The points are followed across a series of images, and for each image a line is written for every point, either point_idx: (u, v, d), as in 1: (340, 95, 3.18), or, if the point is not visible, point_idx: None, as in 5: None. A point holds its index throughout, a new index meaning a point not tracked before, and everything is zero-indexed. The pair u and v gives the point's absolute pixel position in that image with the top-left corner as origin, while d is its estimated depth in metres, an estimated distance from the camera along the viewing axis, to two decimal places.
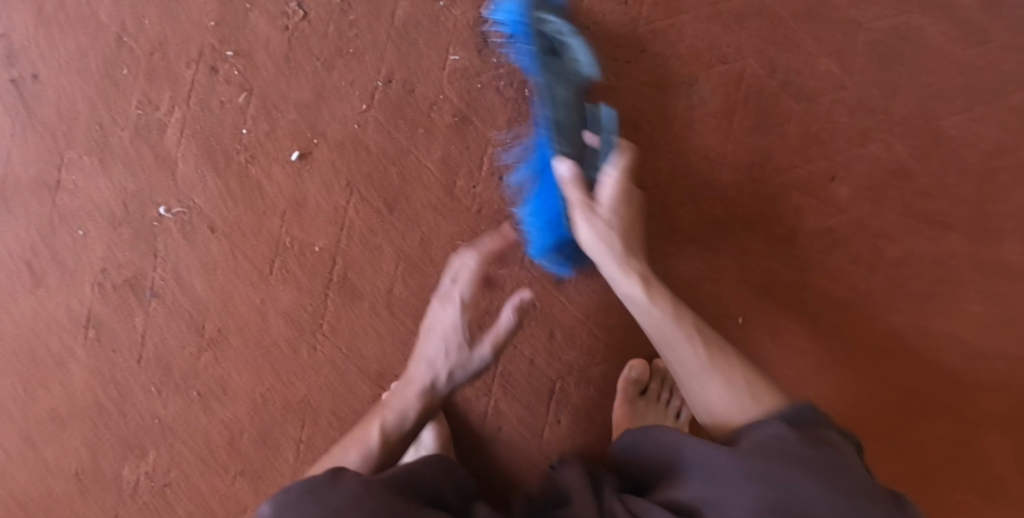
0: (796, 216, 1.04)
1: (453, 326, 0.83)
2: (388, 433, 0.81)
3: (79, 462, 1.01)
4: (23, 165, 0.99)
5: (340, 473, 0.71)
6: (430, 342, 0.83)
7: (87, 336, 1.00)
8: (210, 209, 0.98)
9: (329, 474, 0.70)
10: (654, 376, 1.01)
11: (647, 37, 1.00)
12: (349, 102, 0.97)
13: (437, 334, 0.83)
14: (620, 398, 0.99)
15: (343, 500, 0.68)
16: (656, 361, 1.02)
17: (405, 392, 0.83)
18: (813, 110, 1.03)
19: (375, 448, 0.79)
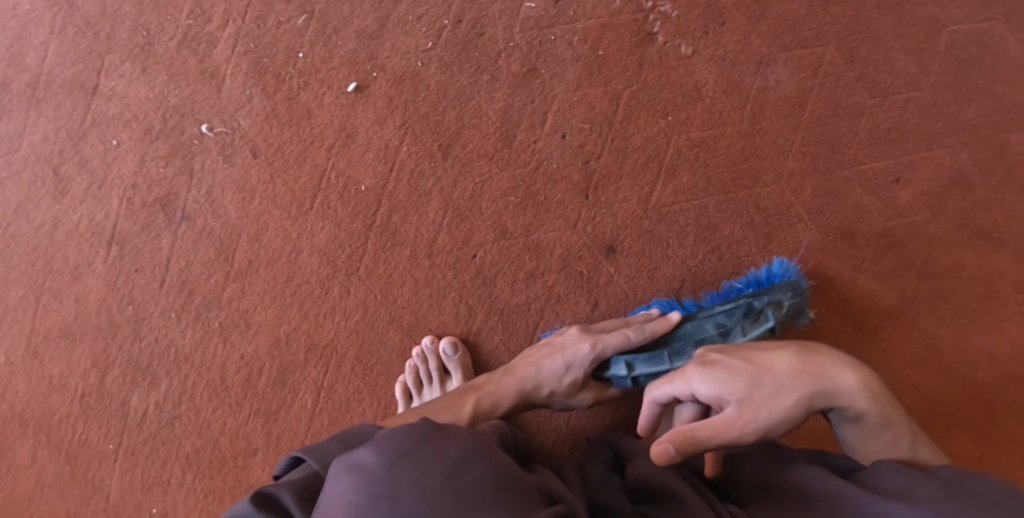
0: (857, 215, 0.98)
1: (579, 356, 0.86)
2: (479, 410, 0.84)
3: (88, 382, 0.97)
4: (59, 64, 0.93)
5: (443, 426, 0.65)
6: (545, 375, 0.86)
7: (109, 251, 0.95)
8: (254, 133, 0.93)
9: (431, 424, 0.65)
10: None
11: (728, 8, 0.95)
12: (414, 38, 0.92)
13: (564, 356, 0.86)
14: None
15: (461, 456, 0.60)
16: None
17: (505, 386, 0.86)
18: (886, 107, 0.97)
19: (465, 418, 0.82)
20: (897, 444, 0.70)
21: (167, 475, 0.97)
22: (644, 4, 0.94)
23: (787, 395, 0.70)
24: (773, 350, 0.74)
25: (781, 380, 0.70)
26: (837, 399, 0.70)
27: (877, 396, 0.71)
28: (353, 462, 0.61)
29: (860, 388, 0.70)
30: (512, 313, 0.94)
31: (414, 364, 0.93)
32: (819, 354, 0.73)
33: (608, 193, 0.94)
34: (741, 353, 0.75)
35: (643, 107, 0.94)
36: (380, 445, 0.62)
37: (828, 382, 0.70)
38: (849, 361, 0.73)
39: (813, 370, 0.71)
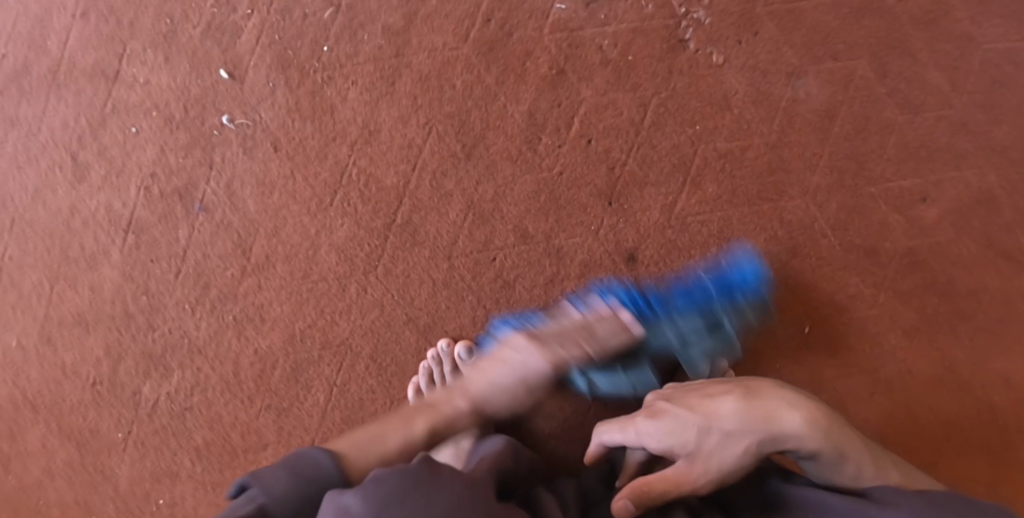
0: (882, 233, 0.97)
1: (530, 370, 0.85)
2: (437, 424, 0.78)
3: (100, 370, 0.96)
4: (80, 49, 0.93)
5: (442, 466, 0.59)
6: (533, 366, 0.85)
7: (125, 241, 0.94)
8: (275, 126, 0.92)
9: (427, 464, 0.58)
10: None
11: (762, 17, 0.93)
12: (442, 35, 0.91)
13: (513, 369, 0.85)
14: None
15: (450, 517, 0.54)
16: None
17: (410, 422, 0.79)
18: (916, 124, 0.96)
19: (420, 434, 0.76)
20: (859, 474, 0.70)
21: (177, 467, 0.97)
22: (677, 11, 0.92)
23: (735, 443, 0.71)
24: (719, 395, 0.75)
25: (726, 431, 0.72)
26: (785, 442, 0.70)
27: (829, 430, 0.70)
28: (340, 507, 0.56)
29: (810, 425, 0.70)
30: (529, 319, 0.94)
31: (428, 366, 0.92)
32: (765, 395, 0.73)
33: (631, 201, 0.93)
34: (690, 401, 0.77)
35: (671, 116, 0.93)
36: (369, 487, 0.56)
37: (776, 424, 0.70)
38: (797, 399, 0.73)
39: (757, 415, 0.71)
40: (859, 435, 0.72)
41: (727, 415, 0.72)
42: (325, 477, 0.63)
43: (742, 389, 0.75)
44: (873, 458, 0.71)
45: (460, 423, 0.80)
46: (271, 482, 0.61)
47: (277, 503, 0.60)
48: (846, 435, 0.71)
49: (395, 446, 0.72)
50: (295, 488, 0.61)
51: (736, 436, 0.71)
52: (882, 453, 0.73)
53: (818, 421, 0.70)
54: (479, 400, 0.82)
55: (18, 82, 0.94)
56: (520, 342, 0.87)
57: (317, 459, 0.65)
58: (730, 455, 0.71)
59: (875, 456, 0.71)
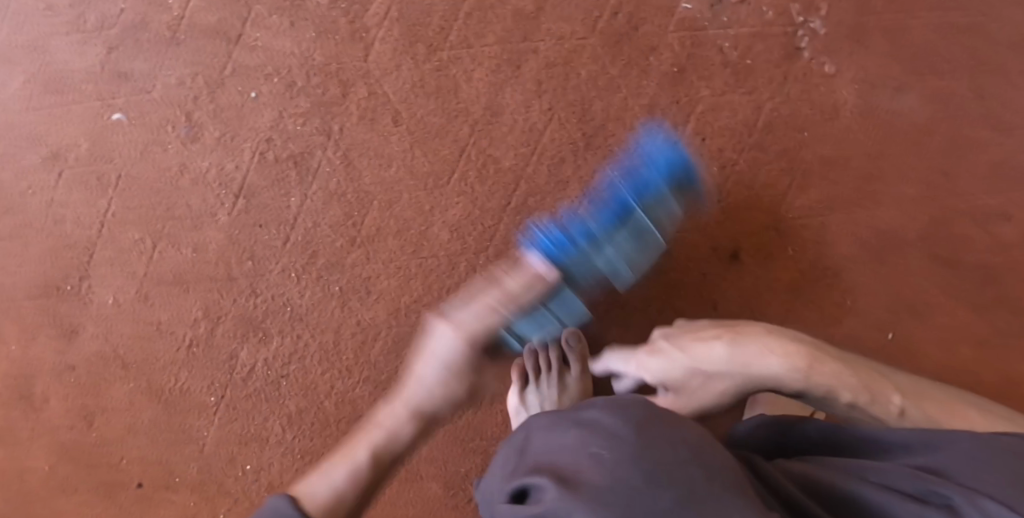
0: (968, 248, 1.00)
1: (452, 355, 0.87)
2: (378, 452, 0.84)
3: (196, 332, 0.96)
4: (203, 8, 0.92)
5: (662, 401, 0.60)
6: (421, 388, 0.88)
7: (235, 204, 0.94)
8: (398, 99, 0.92)
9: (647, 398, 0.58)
10: None
11: (875, 33, 0.97)
12: (571, 23, 0.92)
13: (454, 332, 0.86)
14: None
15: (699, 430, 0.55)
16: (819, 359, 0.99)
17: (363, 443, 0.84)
18: (1010, 145, 0.99)
19: (364, 465, 0.82)
20: (854, 404, 0.71)
21: (267, 433, 0.96)
22: (795, 19, 0.95)
23: (719, 384, 0.77)
24: (706, 338, 0.78)
25: (709, 378, 0.77)
26: (769, 382, 0.74)
27: (814, 373, 0.72)
28: (585, 420, 0.55)
29: (790, 369, 0.72)
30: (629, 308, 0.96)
31: (535, 350, 0.92)
32: (749, 337, 0.75)
33: (737, 199, 0.96)
34: (682, 338, 0.80)
35: (784, 120, 0.96)
36: (618, 412, 0.54)
37: (756, 370, 0.74)
38: (773, 339, 0.74)
39: (740, 361, 0.75)
40: (847, 365, 0.72)
41: (712, 363, 0.76)
42: (279, 516, 0.67)
43: (727, 333, 0.77)
44: (860, 381, 0.72)
45: (409, 439, 0.87)
46: None
47: None
48: (834, 372, 0.72)
49: (347, 491, 0.79)
50: None
51: (718, 379, 0.76)
52: (869, 370, 0.73)
53: (796, 362, 0.72)
54: (400, 432, 0.86)
55: (133, 38, 0.93)
56: (456, 315, 0.88)
57: (275, 508, 0.69)
58: (713, 393, 0.77)
59: (864, 380, 0.71)
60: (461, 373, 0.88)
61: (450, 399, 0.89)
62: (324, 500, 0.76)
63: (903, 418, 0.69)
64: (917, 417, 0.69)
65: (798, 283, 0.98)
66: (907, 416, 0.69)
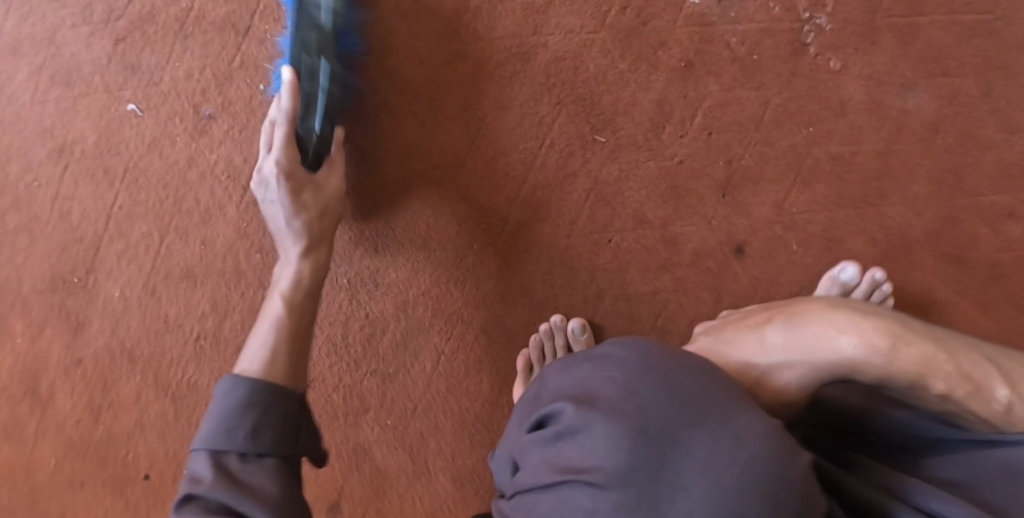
0: (970, 243, 1.01)
1: (279, 198, 0.80)
2: (291, 300, 0.82)
3: (204, 324, 0.96)
4: (211, 0, 0.92)
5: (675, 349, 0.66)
6: (284, 240, 0.83)
7: (243, 197, 0.94)
8: (407, 93, 0.93)
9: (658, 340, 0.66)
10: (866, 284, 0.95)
11: (882, 29, 0.97)
12: (581, 17, 0.92)
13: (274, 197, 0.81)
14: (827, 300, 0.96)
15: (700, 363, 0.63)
16: (874, 271, 0.95)
17: (259, 333, 0.78)
18: (1012, 142, 1.01)
19: (280, 313, 0.80)
20: (948, 396, 0.68)
21: None
22: (802, 16, 0.96)
23: (785, 373, 0.75)
24: (766, 325, 0.78)
25: (774, 371, 0.76)
26: (845, 367, 0.72)
27: (897, 356, 0.70)
28: (599, 355, 0.64)
29: (869, 351, 0.70)
30: (637, 302, 0.96)
31: (540, 340, 0.94)
32: (812, 319, 0.75)
33: (746, 193, 0.96)
34: (735, 333, 0.81)
35: (792, 116, 0.96)
36: (622, 346, 0.65)
37: (826, 356, 0.72)
38: (848, 318, 0.73)
39: (806, 342, 0.74)
40: (939, 349, 0.70)
41: (777, 349, 0.75)
42: (243, 395, 0.69)
43: (786, 317, 0.77)
44: (954, 366, 0.69)
45: (301, 319, 0.82)
46: (203, 433, 0.67)
47: (213, 436, 0.66)
48: (920, 355, 0.69)
49: (280, 342, 0.77)
50: (225, 418, 0.67)
51: (782, 365, 0.75)
52: (958, 354, 0.71)
53: (879, 343, 0.70)
54: (293, 296, 0.82)
55: (141, 29, 0.93)
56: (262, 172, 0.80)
57: (227, 388, 0.69)
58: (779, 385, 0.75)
59: (962, 370, 0.69)
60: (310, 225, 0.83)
61: (329, 196, 0.85)
62: (261, 360, 0.75)
63: (1006, 416, 0.67)
64: (1023, 413, 0.67)
65: (804, 277, 0.98)
66: (1010, 413, 0.67)
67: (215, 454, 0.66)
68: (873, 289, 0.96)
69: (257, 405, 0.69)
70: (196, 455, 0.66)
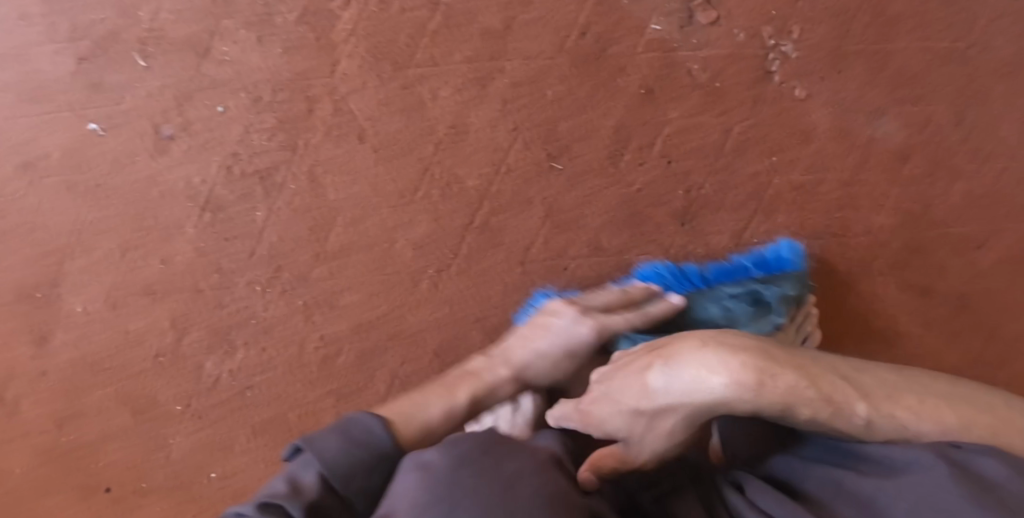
0: (937, 275, 1.00)
1: (557, 344, 0.88)
2: (476, 396, 0.84)
3: (164, 341, 0.97)
4: (171, 20, 0.92)
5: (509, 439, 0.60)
6: (515, 362, 0.88)
7: (201, 217, 0.94)
8: (363, 117, 0.92)
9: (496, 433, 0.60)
10: (791, 296, 0.94)
11: (851, 56, 0.95)
12: (539, 43, 0.91)
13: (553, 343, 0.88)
14: None
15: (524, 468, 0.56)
16: (797, 282, 0.95)
17: (434, 403, 0.79)
18: (982, 172, 0.99)
19: (459, 405, 0.82)
20: (814, 418, 0.64)
21: (233, 441, 0.98)
22: (767, 42, 0.94)
23: (667, 421, 0.71)
24: (644, 368, 0.73)
25: (662, 420, 0.72)
26: (716, 406, 0.67)
27: (758, 389, 0.65)
28: (422, 462, 0.57)
29: (735, 390, 0.65)
30: (593, 329, 0.96)
31: (490, 367, 0.95)
32: (682, 359, 0.69)
33: (705, 222, 0.95)
34: (618, 375, 0.77)
35: (754, 144, 0.94)
36: (451, 447, 0.57)
37: (701, 403, 0.68)
38: (713, 352, 0.67)
39: (679, 389, 0.69)
40: (798, 372, 0.65)
41: (654, 398, 0.71)
42: (379, 442, 0.66)
43: (660, 357, 0.72)
44: (816, 389, 0.64)
45: (483, 404, 0.85)
46: (325, 450, 0.64)
47: (334, 460, 0.63)
48: (787, 385, 0.64)
49: (436, 421, 0.78)
50: (349, 447, 0.64)
51: (665, 413, 0.71)
52: (816, 369, 0.66)
53: (742, 381, 0.65)
54: (476, 389, 0.85)
55: (104, 48, 0.93)
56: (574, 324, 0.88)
57: (365, 425, 0.67)
58: (668, 433, 0.72)
59: (823, 391, 0.64)
60: (571, 362, 0.89)
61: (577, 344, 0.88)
62: (435, 417, 0.78)
63: (873, 429, 0.63)
64: (887, 424, 0.63)
65: None
66: (875, 426, 0.63)
67: (323, 477, 0.62)
68: (805, 311, 0.95)
69: (371, 446, 0.65)
70: (297, 464, 0.64)
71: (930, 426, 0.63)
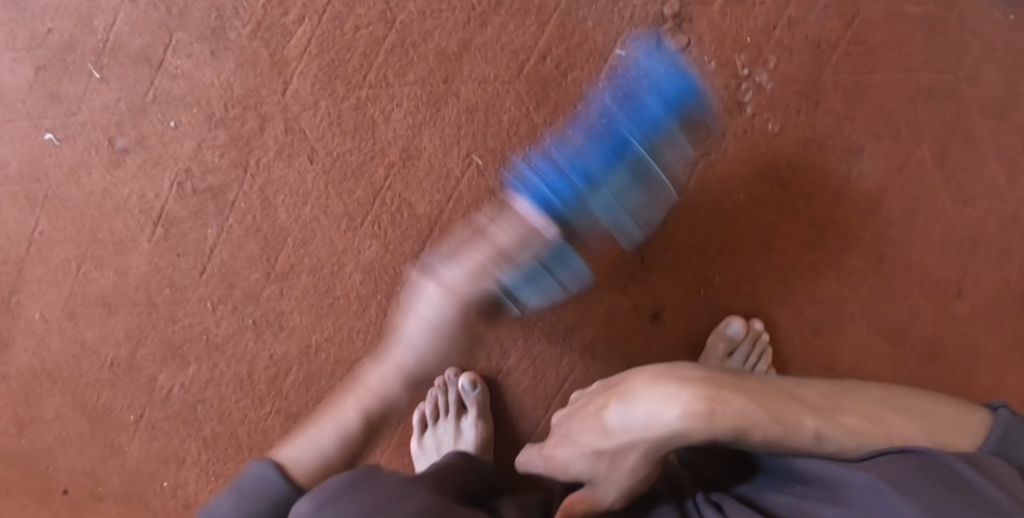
0: (909, 321, 0.95)
1: (441, 316, 0.82)
2: (371, 415, 0.82)
3: (119, 352, 0.97)
4: (127, 32, 0.90)
5: (381, 474, 0.66)
6: (402, 353, 0.84)
7: (154, 232, 0.94)
8: (314, 137, 0.90)
9: (368, 471, 0.66)
10: (748, 335, 0.92)
11: (827, 88, 0.90)
12: (497, 65, 0.88)
13: (436, 286, 0.83)
14: (709, 355, 0.93)
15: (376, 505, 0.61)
16: (753, 320, 0.93)
17: (353, 402, 0.83)
18: (965, 215, 0.93)
19: (355, 426, 0.81)
20: (768, 438, 0.65)
21: (184, 452, 0.99)
22: (739, 72, 0.89)
23: (629, 460, 0.69)
24: (602, 406, 0.72)
25: (626, 463, 0.69)
26: (675, 441, 0.66)
27: (713, 418, 0.64)
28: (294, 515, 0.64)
29: (691, 421, 0.64)
30: (543, 361, 0.94)
31: (435, 394, 0.96)
32: (633, 396, 0.68)
33: (663, 258, 0.93)
34: (580, 415, 0.75)
35: (719, 179, 0.91)
36: (317, 494, 0.65)
37: (660, 438, 0.66)
38: (666, 385, 0.67)
39: (634, 426, 0.67)
40: (750, 396, 0.66)
41: (617, 440, 0.69)
42: (275, 493, 0.69)
43: (615, 396, 0.70)
44: (768, 411, 0.65)
45: (383, 417, 0.83)
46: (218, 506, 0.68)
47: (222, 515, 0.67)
48: (738, 409, 0.65)
49: (332, 447, 0.78)
50: (245, 506, 0.68)
51: (626, 455, 0.69)
52: (762, 390, 0.67)
53: (698, 411, 0.64)
54: (370, 405, 0.83)
55: (62, 59, 0.91)
56: (447, 276, 0.83)
57: (262, 472, 0.71)
58: (632, 475, 0.70)
59: (773, 410, 0.65)
60: (446, 345, 0.84)
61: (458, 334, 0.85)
62: (314, 464, 0.75)
63: (823, 441, 0.65)
64: (836, 434, 0.65)
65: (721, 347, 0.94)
66: (824, 437, 0.65)
67: None
68: (756, 339, 0.93)
69: (266, 496, 0.69)
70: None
71: (880, 434, 0.65)
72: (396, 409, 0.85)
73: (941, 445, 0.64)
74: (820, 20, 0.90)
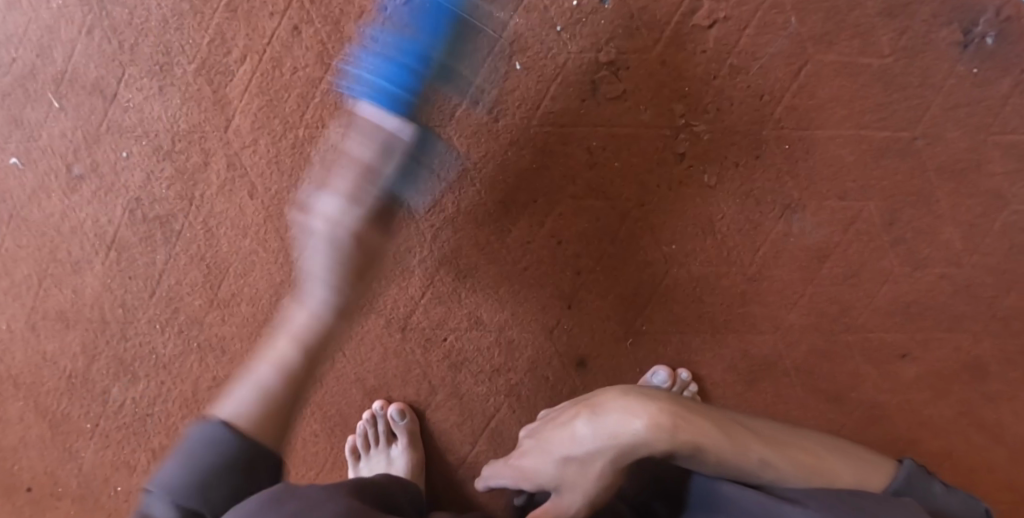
0: (850, 383, 0.93)
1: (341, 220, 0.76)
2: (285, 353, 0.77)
3: (75, 364, 1.02)
4: (81, 63, 0.91)
5: (300, 487, 0.62)
6: (314, 290, 0.78)
7: (107, 255, 0.98)
8: (254, 175, 0.93)
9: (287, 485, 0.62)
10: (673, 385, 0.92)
11: (769, 141, 0.87)
12: (428, 109, 0.88)
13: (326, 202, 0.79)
14: None
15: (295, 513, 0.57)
16: (679, 371, 0.93)
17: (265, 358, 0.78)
18: (913, 278, 0.90)
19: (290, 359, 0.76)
20: (722, 460, 0.67)
21: (137, 459, 1.04)
22: (676, 121, 0.86)
23: (594, 468, 0.69)
24: (573, 417, 0.72)
25: (589, 471, 0.69)
26: (638, 449, 0.67)
27: (676, 431, 0.66)
28: None
29: (656, 431, 0.66)
30: (471, 400, 0.96)
31: (363, 427, 0.97)
32: (606, 406, 0.69)
33: (591, 307, 0.92)
34: (552, 426, 0.76)
35: (651, 231, 0.89)
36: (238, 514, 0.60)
37: (624, 447, 0.67)
38: (637, 399, 0.68)
39: (604, 433, 0.68)
40: (708, 418, 0.68)
41: (585, 448, 0.69)
42: (225, 447, 0.67)
43: (587, 407, 0.71)
44: (723, 433, 0.67)
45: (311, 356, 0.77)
46: (166, 475, 0.66)
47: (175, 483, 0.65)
48: (700, 428, 0.66)
49: (274, 386, 0.74)
50: (193, 463, 0.66)
51: (591, 464, 0.69)
52: (720, 417, 0.70)
53: (660, 422, 0.66)
54: (306, 338, 0.78)
55: (23, 87, 0.93)
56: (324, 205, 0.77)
57: (207, 432, 0.68)
58: (592, 485, 0.70)
59: (728, 433, 0.67)
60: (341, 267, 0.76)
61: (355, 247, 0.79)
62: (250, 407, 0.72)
63: (770, 469, 0.67)
64: (777, 463, 0.67)
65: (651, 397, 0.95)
66: (773, 467, 0.67)
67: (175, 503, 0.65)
68: (682, 389, 0.93)
69: (214, 450, 0.67)
70: (153, 499, 0.66)
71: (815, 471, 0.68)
72: (334, 337, 0.79)
73: (864, 484, 0.68)
74: (764, 70, 0.85)
